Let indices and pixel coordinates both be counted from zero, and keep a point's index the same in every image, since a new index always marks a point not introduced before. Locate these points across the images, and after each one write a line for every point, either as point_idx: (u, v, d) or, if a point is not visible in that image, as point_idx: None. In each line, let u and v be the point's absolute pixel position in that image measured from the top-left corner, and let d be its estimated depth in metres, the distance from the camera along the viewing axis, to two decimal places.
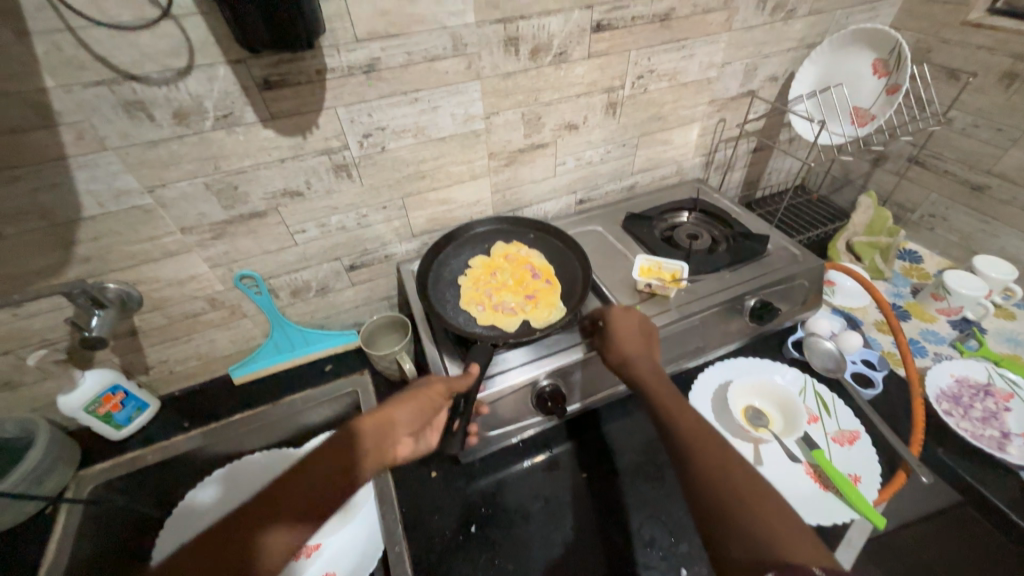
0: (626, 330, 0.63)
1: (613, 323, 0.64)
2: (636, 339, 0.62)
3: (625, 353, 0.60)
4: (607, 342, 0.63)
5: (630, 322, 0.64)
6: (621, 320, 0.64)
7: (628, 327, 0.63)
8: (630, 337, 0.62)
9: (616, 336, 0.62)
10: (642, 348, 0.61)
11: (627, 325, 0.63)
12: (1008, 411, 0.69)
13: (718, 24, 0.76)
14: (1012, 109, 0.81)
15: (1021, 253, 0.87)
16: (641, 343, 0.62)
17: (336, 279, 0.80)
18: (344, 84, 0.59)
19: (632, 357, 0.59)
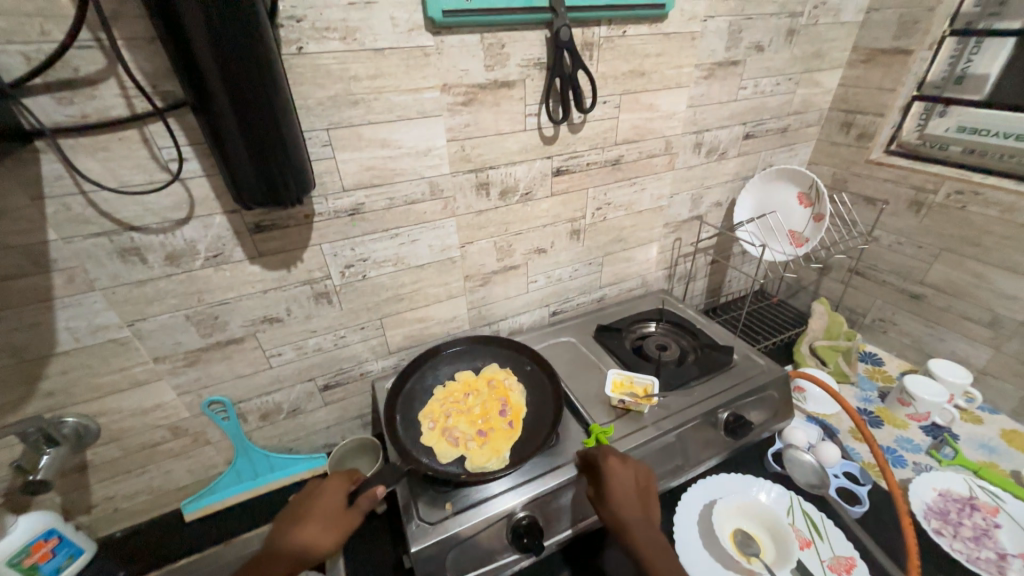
0: (620, 485, 0.60)
1: (608, 476, 0.61)
2: (631, 496, 0.59)
3: (621, 515, 0.58)
4: (602, 496, 0.60)
5: (625, 474, 0.61)
6: (615, 472, 0.61)
7: (623, 481, 0.60)
8: (626, 495, 0.59)
9: (613, 492, 0.59)
10: (637, 508, 0.58)
11: (622, 479, 0.60)
12: (998, 527, 0.67)
13: (662, 166, 0.88)
14: (926, 230, 0.93)
15: (971, 356, 0.92)
16: (637, 500, 0.59)
17: (308, 400, 0.79)
18: (330, 225, 0.65)
19: (630, 524, 0.57)
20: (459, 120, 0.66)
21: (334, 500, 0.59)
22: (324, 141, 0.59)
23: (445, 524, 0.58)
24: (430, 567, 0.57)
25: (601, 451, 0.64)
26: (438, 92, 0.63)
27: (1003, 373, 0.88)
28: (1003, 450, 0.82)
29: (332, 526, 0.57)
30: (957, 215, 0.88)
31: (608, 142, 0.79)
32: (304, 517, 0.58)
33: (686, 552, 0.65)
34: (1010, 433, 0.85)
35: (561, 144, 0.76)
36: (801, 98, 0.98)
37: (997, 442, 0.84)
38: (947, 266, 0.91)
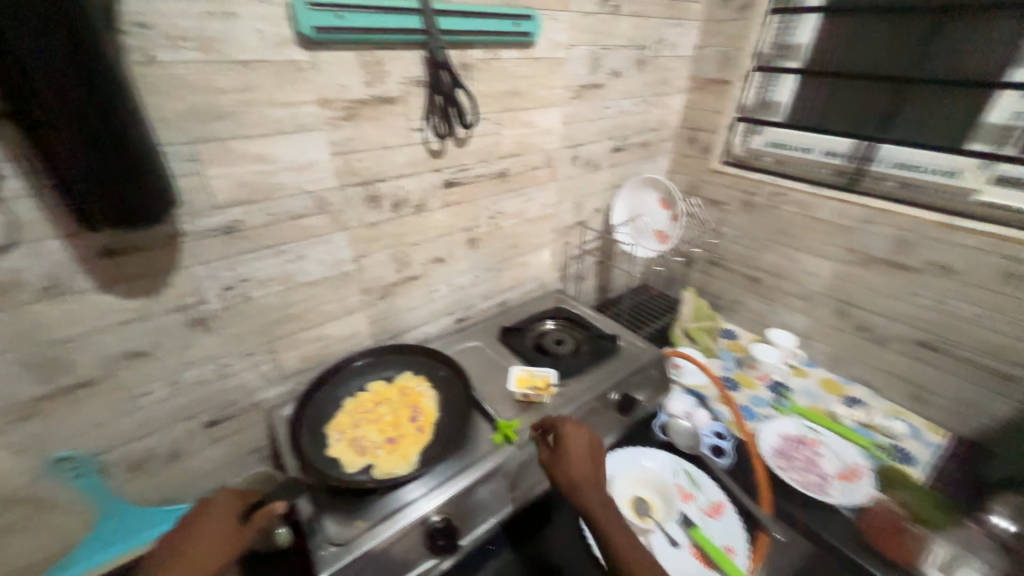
0: (574, 447, 0.67)
1: (564, 439, 0.67)
2: (582, 455, 0.66)
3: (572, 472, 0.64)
4: (556, 459, 0.66)
5: (580, 438, 0.68)
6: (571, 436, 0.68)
7: (577, 443, 0.67)
8: (579, 454, 0.66)
9: (569, 452, 0.66)
10: (588, 464, 0.65)
11: (577, 441, 0.67)
12: (820, 456, 0.85)
13: (545, 176, 0.97)
14: (756, 225, 1.15)
15: (796, 323, 1.15)
16: (589, 459, 0.66)
17: (189, 441, 0.71)
18: (202, 244, 0.60)
19: (583, 477, 0.63)
20: (341, 134, 0.66)
21: (226, 522, 0.57)
22: (187, 155, 0.55)
23: (356, 543, 0.57)
24: None
25: (559, 419, 0.71)
26: (316, 106, 0.62)
27: (817, 334, 1.11)
28: (822, 396, 1.03)
29: (224, 547, 0.55)
30: (775, 212, 1.10)
31: (494, 155, 0.85)
32: (188, 546, 0.55)
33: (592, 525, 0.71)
34: (826, 381, 1.08)
35: (449, 157, 0.79)
36: (656, 117, 1.15)
37: (818, 390, 1.05)
38: (773, 253, 1.13)
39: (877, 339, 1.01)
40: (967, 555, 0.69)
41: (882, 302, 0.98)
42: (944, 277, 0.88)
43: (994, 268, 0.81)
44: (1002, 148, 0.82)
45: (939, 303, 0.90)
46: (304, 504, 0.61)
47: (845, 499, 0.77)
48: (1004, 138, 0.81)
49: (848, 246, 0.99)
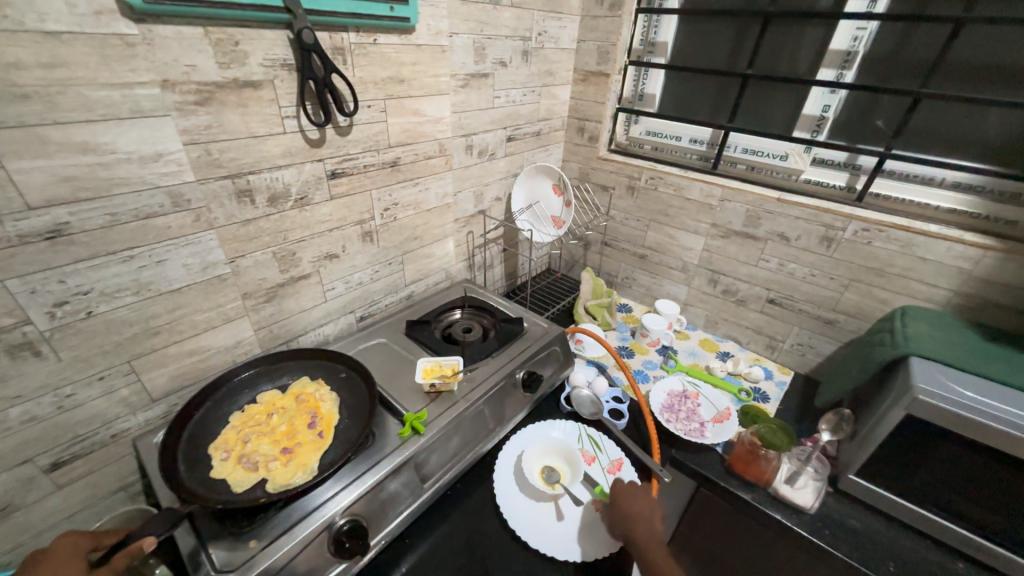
0: (637, 502, 0.71)
1: (626, 493, 0.73)
2: (642, 511, 0.70)
3: (634, 530, 0.67)
4: (623, 513, 0.70)
5: (636, 494, 0.73)
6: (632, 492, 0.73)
7: (638, 499, 0.72)
8: (633, 510, 0.70)
9: (629, 506, 0.71)
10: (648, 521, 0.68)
11: (639, 498, 0.72)
12: (699, 406, 0.98)
13: (440, 166, 0.96)
14: (639, 207, 1.26)
15: (678, 293, 1.30)
16: (651, 515, 0.70)
17: (27, 490, 0.59)
18: (16, 254, 0.50)
19: (636, 517, 0.69)
20: (195, 122, 0.59)
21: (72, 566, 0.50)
22: None
23: (251, 564, 0.53)
24: None
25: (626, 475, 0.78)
26: (158, 88, 0.54)
27: (695, 301, 1.27)
28: (701, 353, 1.19)
29: None
30: (654, 194, 1.21)
31: (382, 145, 0.82)
32: None
33: (505, 501, 0.75)
34: (703, 341, 1.24)
35: (331, 147, 0.75)
36: (546, 107, 1.20)
37: (697, 349, 1.21)
38: (655, 232, 1.26)
39: (739, 301, 1.18)
40: (802, 467, 0.83)
41: (741, 269, 1.14)
42: (782, 243, 1.05)
43: (815, 234, 0.99)
44: (818, 134, 1.00)
45: (780, 266, 1.07)
46: (185, 536, 0.56)
47: (718, 438, 0.89)
48: (818, 126, 0.99)
49: (712, 222, 1.14)
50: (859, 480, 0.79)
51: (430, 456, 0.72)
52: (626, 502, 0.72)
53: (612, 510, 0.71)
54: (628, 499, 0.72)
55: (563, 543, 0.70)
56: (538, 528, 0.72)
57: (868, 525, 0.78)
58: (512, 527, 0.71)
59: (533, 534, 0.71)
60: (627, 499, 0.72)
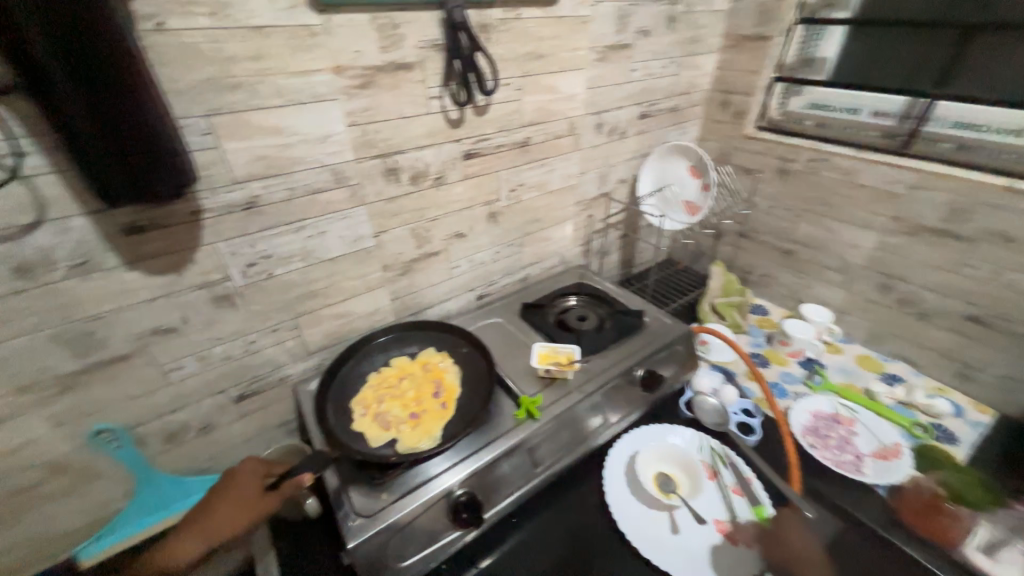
0: (799, 541, 0.64)
1: (788, 530, 0.66)
2: (810, 555, 0.62)
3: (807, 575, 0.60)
4: (787, 551, 0.63)
5: (798, 531, 0.65)
6: (792, 529, 0.66)
7: (800, 536, 0.65)
8: (796, 550, 0.63)
9: (791, 543, 0.64)
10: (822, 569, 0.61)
11: (803, 538, 0.64)
12: (854, 435, 0.82)
13: (569, 146, 0.93)
14: (791, 194, 1.08)
15: (831, 298, 1.10)
16: (821, 558, 0.62)
17: (221, 414, 0.73)
18: (223, 221, 0.60)
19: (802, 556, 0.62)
20: (357, 105, 0.63)
21: (249, 486, 0.56)
22: (204, 129, 0.54)
23: (381, 515, 0.58)
24: (371, 560, 0.57)
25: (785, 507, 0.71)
26: (331, 74, 0.60)
27: (855, 310, 1.06)
28: (858, 372, 0.99)
29: (246, 508, 0.54)
30: (813, 179, 1.03)
31: (514, 125, 0.82)
32: (215, 505, 0.54)
33: (614, 500, 0.71)
34: (862, 358, 1.04)
35: (469, 127, 0.76)
36: (686, 80, 1.08)
37: (853, 366, 1.01)
38: (809, 224, 1.07)
39: (920, 313, 0.95)
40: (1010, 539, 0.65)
41: (929, 275, 0.91)
42: (1002, 246, 0.81)
43: None
44: None
45: (993, 274, 0.83)
46: (330, 477, 0.63)
47: (880, 479, 0.74)
48: None
49: (893, 214, 0.92)
50: None
51: (542, 442, 0.71)
52: (788, 539, 0.65)
53: (772, 545, 0.65)
54: (791, 537, 0.65)
55: (676, 559, 0.64)
56: (648, 537, 0.67)
57: None
58: (621, 530, 0.68)
59: (643, 542, 0.66)
60: (789, 538, 0.65)
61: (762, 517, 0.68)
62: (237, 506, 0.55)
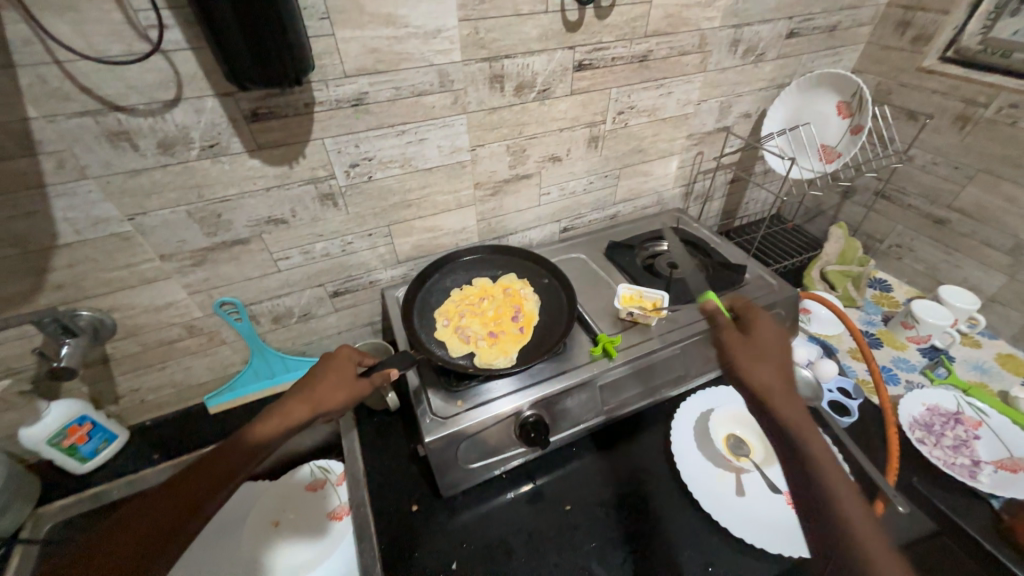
0: (765, 334, 0.58)
1: (758, 325, 0.59)
2: (769, 348, 0.56)
3: (755, 363, 0.54)
4: (745, 342, 0.57)
5: (772, 327, 0.58)
6: (766, 324, 0.59)
7: (770, 330, 0.58)
8: (760, 344, 0.57)
9: (754, 344, 0.57)
10: (773, 360, 0.54)
11: (770, 326, 0.58)
12: (977, 439, 0.72)
13: (693, 65, 0.80)
14: (966, 149, 0.87)
15: (982, 283, 0.91)
16: (781, 353, 0.55)
17: (319, 305, 0.79)
18: (332, 117, 0.60)
19: (758, 357, 0.55)
20: None
21: (346, 369, 0.59)
22: (321, 13, 0.52)
23: (455, 419, 0.61)
24: (442, 457, 0.61)
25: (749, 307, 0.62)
26: None
27: (1012, 300, 0.88)
28: (996, 372, 0.84)
29: (346, 387, 0.57)
30: (1005, 132, 0.81)
31: (637, 33, 0.71)
32: (317, 380, 0.57)
33: (680, 451, 0.70)
34: (1005, 357, 0.87)
35: (586, 32, 0.67)
36: None
37: (991, 365, 0.86)
38: (981, 188, 0.87)
39: None
40: None
41: None
42: None
43: None
44: None
45: None
46: (413, 377, 0.67)
47: (1001, 490, 0.64)
48: None
49: None
50: None
51: (615, 382, 0.70)
52: (754, 332, 0.58)
53: (734, 334, 0.59)
54: (758, 330, 0.58)
55: (740, 519, 0.62)
56: (711, 492, 0.65)
57: None
58: (683, 480, 0.67)
59: (705, 496, 0.64)
60: (756, 332, 0.58)
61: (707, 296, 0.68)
62: (337, 384, 0.58)
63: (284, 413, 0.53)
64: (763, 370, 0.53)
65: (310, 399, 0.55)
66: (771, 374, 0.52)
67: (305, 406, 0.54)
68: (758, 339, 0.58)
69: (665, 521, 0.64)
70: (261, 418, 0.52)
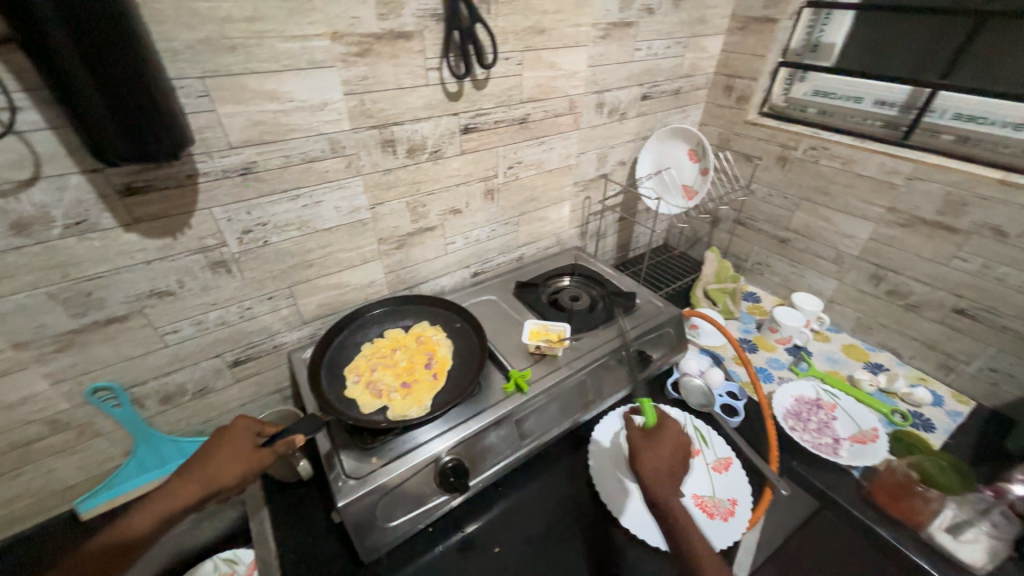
0: (666, 450, 0.66)
1: (666, 432, 0.68)
2: (660, 463, 0.64)
3: (647, 460, 0.64)
4: (646, 441, 0.67)
5: (673, 444, 0.67)
6: (671, 436, 0.68)
7: (667, 448, 0.66)
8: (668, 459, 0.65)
9: (661, 444, 0.67)
10: (663, 469, 0.64)
11: (675, 442, 0.67)
12: (835, 420, 0.85)
13: (568, 125, 0.92)
14: (790, 182, 1.08)
15: (822, 288, 1.11)
16: (667, 469, 0.64)
17: (216, 378, 0.74)
18: (218, 186, 0.60)
19: (651, 463, 0.64)
20: (355, 73, 0.63)
21: (244, 440, 0.55)
22: (199, 92, 0.53)
23: (370, 478, 0.60)
24: (360, 520, 0.59)
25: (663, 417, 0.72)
26: (328, 40, 0.59)
27: (845, 300, 1.07)
28: (844, 361, 1.01)
29: (240, 460, 0.54)
30: (812, 168, 1.03)
31: (514, 100, 0.81)
32: (208, 454, 0.54)
33: (597, 474, 0.73)
34: (848, 346, 1.05)
35: (467, 101, 0.76)
36: (690, 62, 1.07)
37: (840, 355, 1.03)
38: (806, 213, 1.07)
39: (909, 305, 0.96)
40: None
41: (921, 268, 0.91)
42: (994, 241, 0.81)
43: None
44: None
45: (984, 268, 0.83)
46: (324, 440, 0.65)
47: (857, 461, 0.76)
48: None
49: (889, 206, 0.92)
50: None
51: (531, 415, 0.73)
52: (660, 437, 0.68)
53: (637, 433, 0.68)
54: (665, 436, 0.68)
55: (655, 528, 0.67)
56: (628, 506, 0.69)
57: None
58: (603, 501, 0.71)
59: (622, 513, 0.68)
60: (659, 439, 0.67)
61: (518, 380, 0.74)
62: (231, 457, 0.54)
63: (170, 495, 0.51)
64: (649, 467, 0.64)
65: (201, 476, 0.52)
66: (660, 475, 0.63)
67: (194, 485, 0.52)
68: (658, 443, 0.67)
69: (590, 543, 0.67)
70: (139, 507, 0.50)
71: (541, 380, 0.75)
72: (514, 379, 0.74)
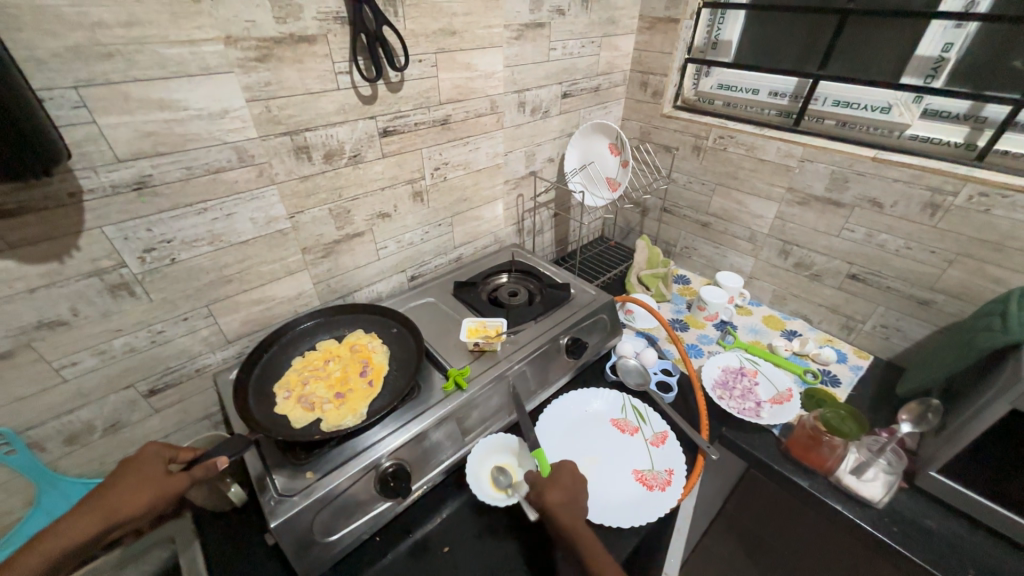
0: (564, 484, 0.64)
1: (561, 468, 0.67)
2: (563, 500, 0.62)
3: (553, 500, 0.62)
4: (548, 481, 0.64)
5: (570, 477, 0.66)
6: (566, 470, 0.67)
7: (567, 481, 0.65)
8: (569, 495, 0.63)
9: (558, 481, 0.65)
10: (568, 505, 0.62)
11: (572, 470, 0.66)
12: (757, 385, 0.92)
13: (491, 124, 0.94)
14: (705, 170, 1.16)
15: (742, 265, 1.19)
16: (570, 504, 0.62)
17: (131, 410, 0.69)
18: (109, 204, 0.56)
19: (557, 503, 0.61)
20: (256, 79, 0.61)
21: (155, 467, 0.53)
22: (75, 102, 0.50)
23: (305, 493, 0.58)
24: (297, 537, 0.57)
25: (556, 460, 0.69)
26: (222, 45, 0.57)
27: (763, 275, 1.16)
28: (764, 331, 1.10)
29: (152, 486, 0.51)
30: (721, 156, 1.11)
31: (432, 102, 0.81)
32: (113, 485, 0.50)
33: None
34: (768, 317, 1.15)
35: (383, 104, 0.75)
36: (606, 60, 1.12)
37: (761, 326, 1.12)
38: (721, 197, 1.16)
39: (813, 275, 1.06)
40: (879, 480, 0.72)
41: (819, 241, 1.01)
42: (873, 211, 0.91)
43: (917, 200, 0.84)
44: (932, 80, 0.84)
45: (868, 236, 0.93)
46: (254, 461, 0.62)
47: (776, 420, 0.83)
48: (935, 70, 0.83)
49: (788, 186, 1.01)
50: (940, 478, 0.70)
51: (471, 411, 0.74)
52: (557, 475, 0.65)
53: (536, 476, 0.65)
54: (561, 472, 0.66)
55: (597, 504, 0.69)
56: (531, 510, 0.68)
57: (944, 526, 0.69)
58: None
59: None
60: (557, 476, 0.65)
61: (458, 378, 0.74)
62: (141, 484, 0.51)
63: (65, 531, 0.47)
64: (555, 508, 0.61)
65: (104, 507, 0.49)
66: (565, 514, 0.60)
67: (94, 518, 0.48)
68: (558, 480, 0.65)
69: (537, 529, 0.68)
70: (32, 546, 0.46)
71: (480, 376, 0.76)
72: (453, 378, 0.74)
